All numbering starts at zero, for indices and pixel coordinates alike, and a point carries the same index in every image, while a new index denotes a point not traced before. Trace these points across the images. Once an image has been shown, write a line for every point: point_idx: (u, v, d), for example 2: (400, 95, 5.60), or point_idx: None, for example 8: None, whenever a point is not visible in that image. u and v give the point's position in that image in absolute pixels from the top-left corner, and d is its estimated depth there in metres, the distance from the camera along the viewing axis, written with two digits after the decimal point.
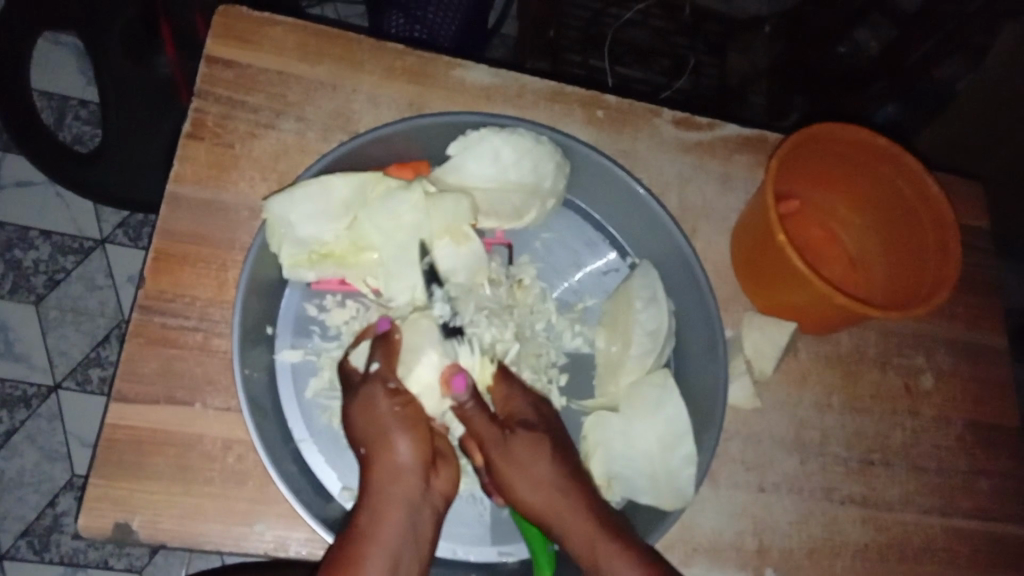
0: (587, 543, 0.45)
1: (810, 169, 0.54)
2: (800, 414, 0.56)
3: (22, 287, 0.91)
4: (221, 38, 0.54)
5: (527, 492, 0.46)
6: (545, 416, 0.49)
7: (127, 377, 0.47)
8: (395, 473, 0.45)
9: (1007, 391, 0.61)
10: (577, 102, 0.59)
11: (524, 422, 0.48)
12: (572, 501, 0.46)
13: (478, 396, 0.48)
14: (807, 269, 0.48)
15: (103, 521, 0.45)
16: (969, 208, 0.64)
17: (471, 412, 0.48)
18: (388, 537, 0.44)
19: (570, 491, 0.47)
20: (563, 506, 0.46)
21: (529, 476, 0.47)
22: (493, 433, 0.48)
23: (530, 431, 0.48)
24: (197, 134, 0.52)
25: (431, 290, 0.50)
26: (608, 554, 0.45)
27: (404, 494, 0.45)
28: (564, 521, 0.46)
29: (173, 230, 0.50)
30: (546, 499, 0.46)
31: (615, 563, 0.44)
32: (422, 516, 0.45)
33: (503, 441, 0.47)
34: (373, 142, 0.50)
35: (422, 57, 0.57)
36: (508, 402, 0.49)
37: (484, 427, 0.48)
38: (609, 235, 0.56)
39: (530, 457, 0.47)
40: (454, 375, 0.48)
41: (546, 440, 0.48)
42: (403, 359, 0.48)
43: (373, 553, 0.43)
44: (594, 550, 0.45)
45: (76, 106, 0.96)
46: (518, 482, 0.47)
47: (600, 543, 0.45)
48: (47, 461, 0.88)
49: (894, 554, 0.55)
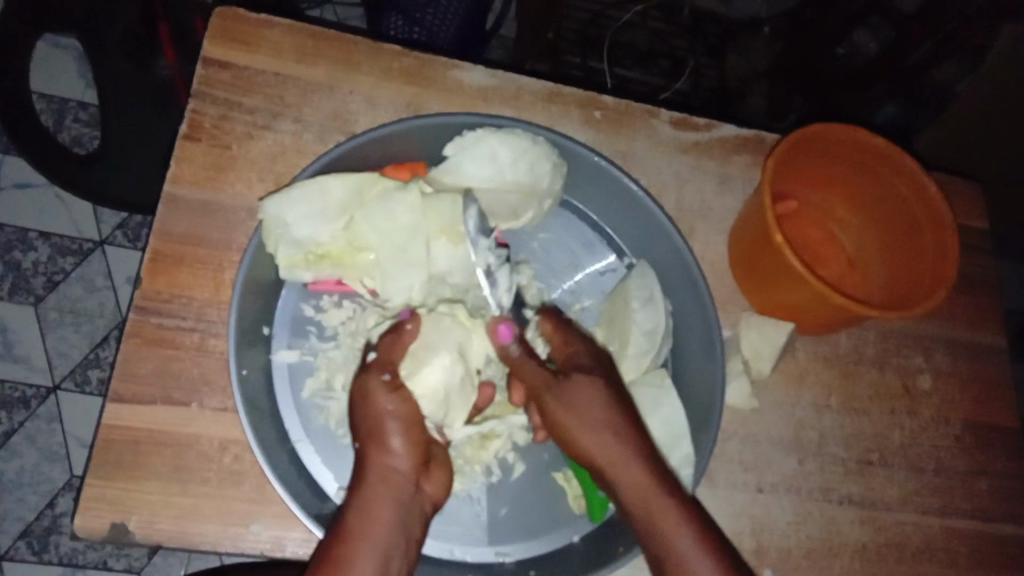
0: (642, 495, 0.44)
1: (810, 170, 0.54)
2: (798, 414, 0.55)
3: (21, 288, 0.91)
4: (218, 38, 0.54)
5: (583, 433, 0.45)
6: (596, 359, 0.48)
7: (124, 377, 0.47)
8: (386, 472, 0.44)
9: (1006, 392, 0.60)
10: (574, 102, 0.59)
11: (581, 368, 0.47)
12: (630, 448, 0.45)
13: (524, 344, 0.48)
14: (803, 267, 0.48)
15: (99, 521, 0.45)
16: (967, 209, 0.64)
17: (519, 360, 0.48)
18: (376, 537, 0.43)
19: (626, 436, 0.45)
20: (620, 455, 0.45)
21: (588, 418, 0.45)
22: (544, 378, 0.47)
23: (586, 375, 0.46)
24: (193, 135, 0.52)
25: (476, 240, 0.50)
26: (662, 510, 0.44)
27: (393, 494, 0.44)
28: (621, 469, 0.45)
29: (170, 231, 0.50)
30: (605, 443, 0.45)
31: (668, 521, 0.44)
32: (411, 516, 0.44)
33: (557, 383, 0.46)
34: (370, 143, 0.50)
35: (419, 58, 0.57)
36: (567, 348, 0.48)
37: (535, 373, 0.47)
38: (607, 236, 0.56)
39: (587, 398, 0.46)
40: (500, 325, 0.48)
41: (604, 384, 0.46)
42: (415, 355, 0.48)
43: (362, 552, 0.42)
44: (648, 502, 0.44)
45: (76, 107, 0.97)
46: (573, 424, 0.46)
47: (654, 498, 0.44)
48: (46, 462, 0.88)
49: (893, 555, 0.55)
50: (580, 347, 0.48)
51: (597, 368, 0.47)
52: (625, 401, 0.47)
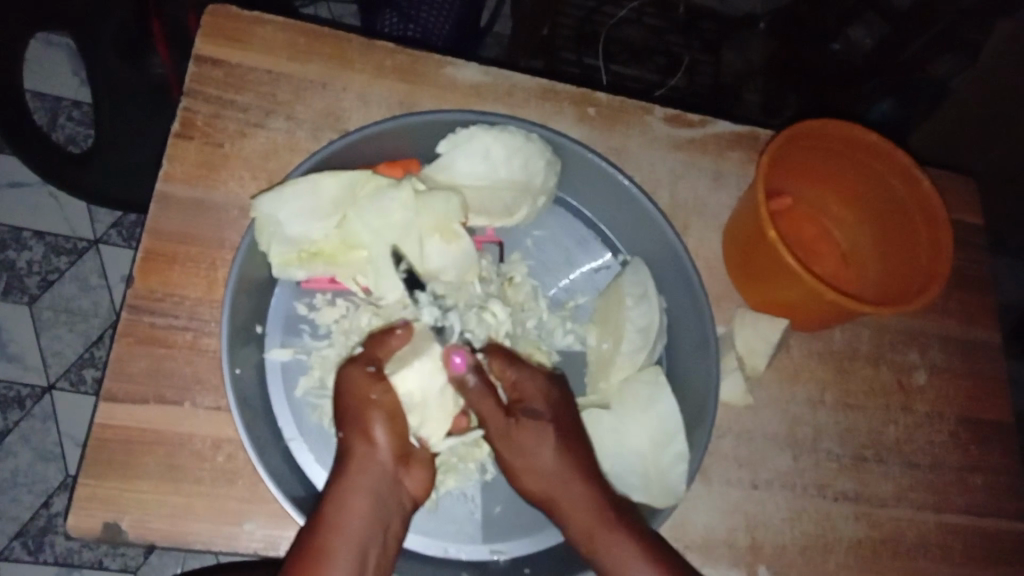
0: (586, 533, 0.46)
1: (803, 166, 0.54)
2: (792, 411, 0.55)
3: (16, 288, 0.91)
4: (210, 36, 0.54)
5: (528, 479, 0.47)
6: (550, 405, 0.47)
7: (116, 376, 0.47)
8: (368, 461, 0.45)
9: (1001, 386, 0.60)
10: (568, 99, 0.59)
11: (531, 411, 0.47)
12: (572, 492, 0.46)
13: (481, 373, 0.48)
14: (797, 264, 0.48)
15: (92, 521, 0.45)
16: (961, 203, 0.64)
17: (474, 390, 0.47)
18: (354, 527, 0.44)
19: (570, 482, 0.47)
20: (570, 495, 0.47)
21: (534, 466, 0.47)
22: (497, 419, 0.47)
23: (536, 422, 0.47)
24: (186, 134, 0.52)
25: (414, 294, 0.50)
26: (607, 545, 0.46)
27: (373, 484, 0.45)
28: (569, 510, 0.46)
29: (162, 230, 0.50)
30: (549, 489, 0.47)
31: (614, 552, 0.46)
32: (388, 507, 0.45)
33: (506, 429, 0.47)
34: (363, 140, 0.50)
35: (412, 55, 0.57)
36: (516, 384, 0.48)
37: (491, 409, 0.47)
38: (601, 233, 0.56)
39: (534, 446, 0.47)
40: (454, 355, 0.47)
41: (553, 430, 0.47)
42: (398, 357, 0.48)
43: (341, 542, 0.43)
44: (594, 539, 0.46)
45: (70, 106, 0.97)
46: (522, 469, 0.47)
47: (603, 531, 0.46)
48: (41, 461, 0.87)
49: (888, 551, 0.55)
50: (528, 384, 0.47)
51: (547, 412, 0.47)
52: (576, 450, 0.47)
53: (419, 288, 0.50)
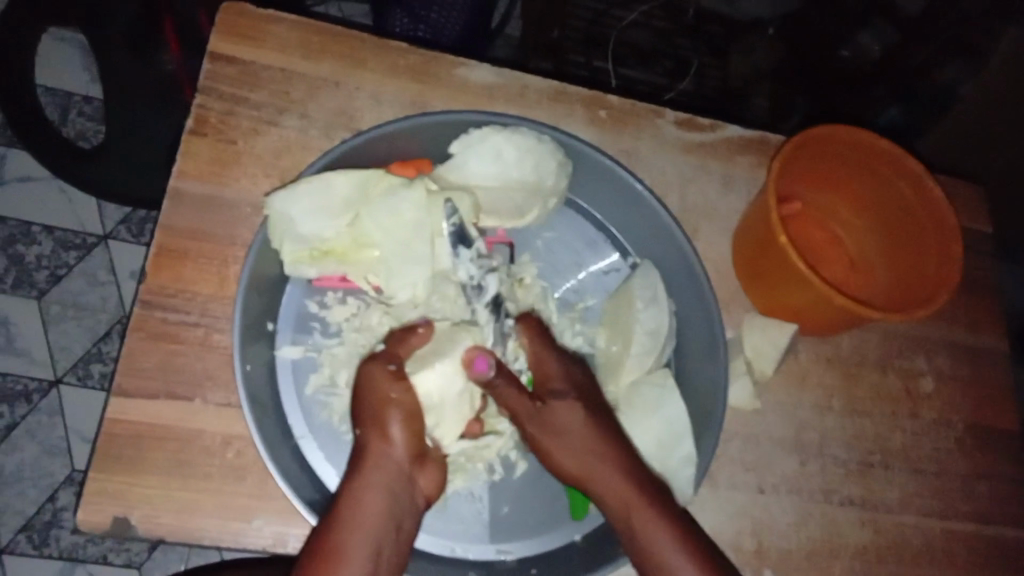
0: (623, 509, 0.46)
1: (813, 171, 0.54)
2: (800, 416, 0.56)
3: (24, 282, 0.91)
4: (224, 34, 0.54)
5: (563, 457, 0.48)
6: (575, 381, 0.50)
7: (128, 371, 0.47)
8: (383, 459, 0.46)
9: (1007, 395, 0.60)
10: (579, 102, 0.59)
11: (559, 390, 0.49)
12: (609, 464, 0.47)
13: (502, 370, 0.49)
14: (808, 271, 0.48)
15: (102, 515, 0.45)
16: (969, 212, 0.64)
17: (500, 386, 0.49)
18: (368, 526, 0.44)
19: (606, 455, 0.47)
20: (602, 472, 0.47)
21: (570, 440, 0.48)
22: (525, 405, 0.49)
23: (566, 400, 0.49)
24: (199, 131, 0.52)
25: (456, 250, 0.49)
26: (644, 520, 0.45)
27: (388, 483, 0.45)
28: (603, 486, 0.47)
29: (175, 226, 0.50)
30: (586, 464, 0.47)
31: (650, 527, 0.45)
32: (401, 506, 0.45)
33: (535, 412, 0.49)
34: (375, 140, 0.51)
35: (425, 56, 0.57)
36: (541, 363, 0.50)
37: (518, 401, 0.49)
38: (611, 236, 0.56)
39: (567, 421, 0.48)
40: (476, 357, 0.48)
41: (581, 406, 0.49)
42: (421, 356, 0.48)
43: (353, 540, 0.43)
44: (630, 515, 0.46)
45: (81, 102, 0.97)
46: (557, 447, 0.48)
47: (636, 507, 0.46)
48: (47, 455, 0.88)
49: (893, 557, 0.55)
50: (554, 363, 0.49)
51: (573, 388, 0.49)
52: (608, 423, 0.49)
53: (462, 244, 0.49)
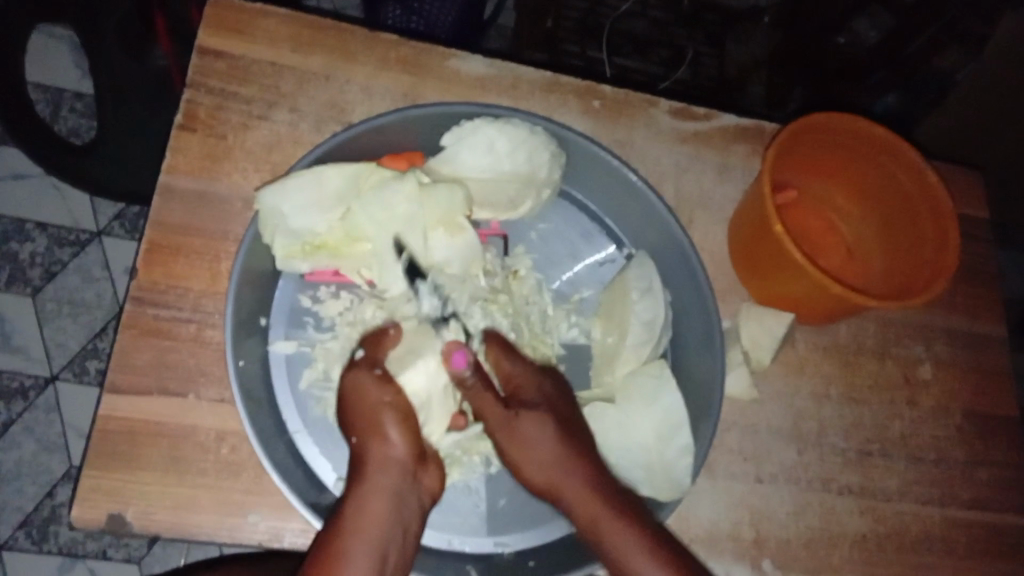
0: (590, 521, 0.46)
1: (810, 160, 0.54)
2: (798, 405, 0.55)
3: (19, 280, 0.91)
4: (213, 28, 0.53)
5: (531, 470, 0.47)
6: (546, 394, 0.48)
7: (121, 368, 0.47)
8: (385, 462, 0.45)
9: (1005, 381, 0.60)
10: (572, 92, 0.58)
11: (531, 402, 0.48)
12: (574, 477, 0.47)
13: (478, 369, 0.48)
14: (803, 258, 0.48)
15: (96, 512, 0.45)
16: (966, 198, 0.63)
17: (473, 387, 0.48)
18: (373, 530, 0.44)
19: (571, 467, 0.47)
20: (571, 482, 0.47)
21: (536, 456, 0.47)
22: (496, 412, 0.48)
23: (536, 412, 0.47)
24: (189, 125, 0.52)
25: (413, 285, 0.50)
26: (611, 532, 0.45)
27: (393, 485, 0.45)
28: (571, 497, 0.46)
29: (166, 222, 0.50)
30: (553, 477, 0.47)
31: (618, 537, 0.45)
32: (408, 508, 0.45)
33: (507, 420, 0.48)
34: (367, 132, 0.50)
35: (417, 47, 0.57)
36: (514, 375, 0.49)
37: (490, 406, 0.48)
38: (606, 227, 0.56)
39: (535, 434, 0.47)
40: (455, 351, 0.47)
41: (551, 420, 0.47)
42: (402, 357, 0.48)
43: (359, 545, 0.43)
44: (598, 526, 0.45)
45: (72, 98, 0.96)
46: (524, 460, 0.47)
47: (606, 517, 0.45)
48: (45, 453, 0.87)
49: (892, 545, 0.54)
50: (528, 376, 0.49)
51: (545, 402, 0.48)
52: (576, 437, 0.48)
53: (419, 278, 0.50)
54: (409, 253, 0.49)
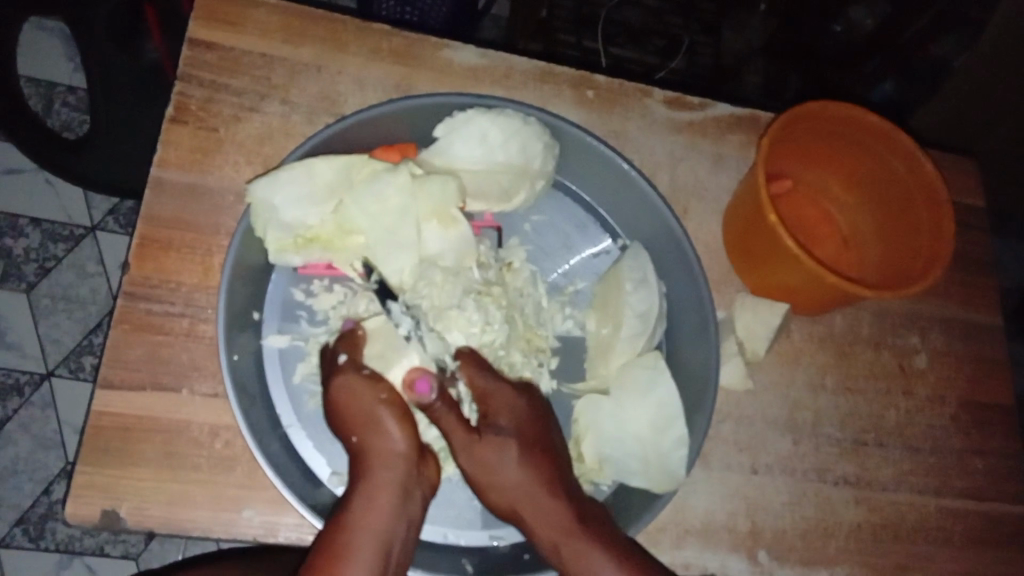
0: (554, 545, 0.46)
1: (804, 149, 0.53)
2: (793, 395, 0.55)
3: (13, 275, 0.91)
4: (202, 20, 0.53)
5: (496, 494, 0.47)
6: (514, 419, 0.48)
7: (113, 363, 0.47)
8: (389, 456, 0.46)
9: (1002, 370, 0.60)
10: (566, 82, 0.58)
11: (498, 426, 0.48)
12: (539, 501, 0.47)
13: (445, 396, 0.47)
14: (797, 250, 0.47)
15: (89, 508, 0.45)
16: (963, 186, 0.63)
17: (438, 412, 0.47)
18: (378, 524, 0.44)
19: (535, 493, 0.47)
20: (535, 507, 0.47)
21: (500, 481, 0.47)
22: (463, 436, 0.47)
23: (501, 438, 0.47)
24: (181, 118, 0.51)
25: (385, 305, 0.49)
26: (576, 556, 0.45)
27: (398, 479, 0.45)
28: (534, 522, 0.47)
29: (157, 216, 0.50)
30: (517, 502, 0.47)
31: (583, 561, 0.45)
32: (413, 503, 0.45)
33: (471, 444, 0.47)
34: (359, 124, 0.50)
35: (409, 38, 0.56)
36: (485, 396, 0.48)
37: (455, 428, 0.47)
38: (600, 218, 0.56)
39: (500, 458, 0.47)
40: (418, 378, 0.47)
41: (515, 446, 0.47)
42: (382, 355, 0.48)
43: (362, 539, 0.44)
44: (561, 552, 0.46)
45: (64, 92, 0.96)
46: (488, 483, 0.47)
47: (570, 540, 0.46)
48: (40, 449, 0.87)
49: (888, 535, 0.54)
50: (500, 397, 0.48)
51: (512, 426, 0.48)
52: (540, 461, 0.47)
53: (390, 299, 0.50)
54: (379, 274, 0.50)
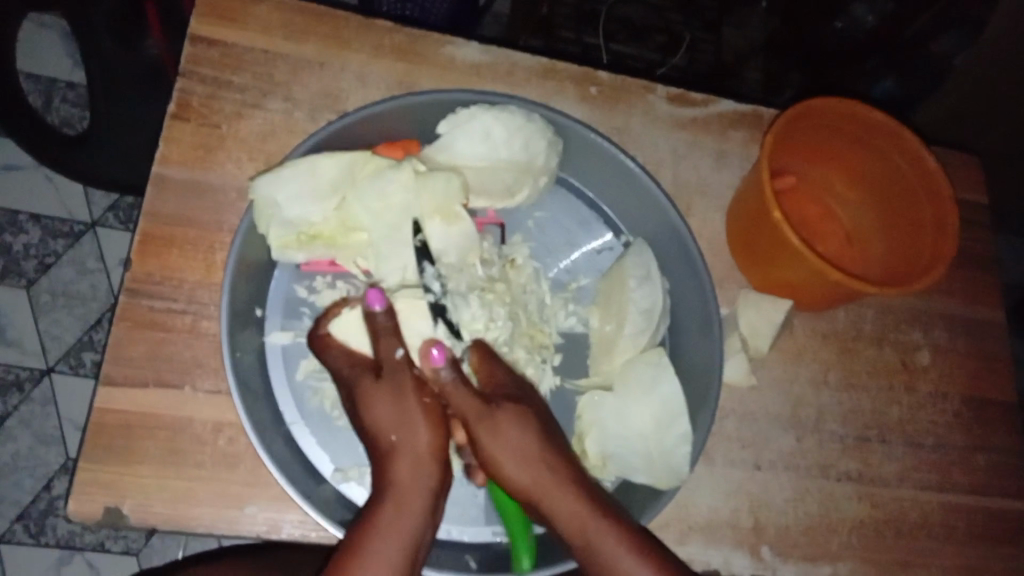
0: (577, 523, 0.44)
1: (807, 145, 0.53)
2: (796, 392, 0.55)
3: (13, 272, 0.91)
4: (204, 16, 0.53)
5: (514, 468, 0.45)
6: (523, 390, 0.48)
7: (115, 360, 0.47)
8: (419, 456, 0.46)
9: (1005, 365, 0.60)
10: (569, 78, 0.58)
11: (509, 394, 0.47)
12: (561, 477, 0.46)
13: (456, 365, 0.47)
14: (802, 245, 0.47)
15: (92, 505, 0.45)
16: (965, 183, 0.63)
17: (449, 383, 0.46)
18: (409, 525, 0.44)
19: (558, 468, 0.46)
20: (557, 484, 0.45)
21: (520, 454, 0.46)
22: (475, 407, 0.46)
23: (515, 409, 0.47)
24: (182, 115, 0.51)
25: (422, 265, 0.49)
26: (599, 535, 0.44)
27: (429, 480, 0.45)
28: (553, 499, 0.45)
29: (159, 212, 0.49)
30: (539, 475, 0.46)
31: (606, 543, 0.44)
32: (439, 507, 0.45)
33: (487, 414, 0.46)
34: (362, 121, 0.50)
35: (411, 34, 0.56)
36: (490, 375, 0.48)
37: (466, 402, 0.47)
38: (603, 214, 0.56)
39: (518, 431, 0.46)
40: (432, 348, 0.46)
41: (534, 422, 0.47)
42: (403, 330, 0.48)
43: (392, 539, 0.43)
44: (585, 531, 0.44)
45: (64, 88, 0.96)
46: (505, 458, 0.46)
47: (589, 522, 0.44)
48: (41, 445, 0.87)
49: (890, 531, 0.55)
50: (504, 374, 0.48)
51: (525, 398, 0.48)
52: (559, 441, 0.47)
53: (427, 260, 0.49)
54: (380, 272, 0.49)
